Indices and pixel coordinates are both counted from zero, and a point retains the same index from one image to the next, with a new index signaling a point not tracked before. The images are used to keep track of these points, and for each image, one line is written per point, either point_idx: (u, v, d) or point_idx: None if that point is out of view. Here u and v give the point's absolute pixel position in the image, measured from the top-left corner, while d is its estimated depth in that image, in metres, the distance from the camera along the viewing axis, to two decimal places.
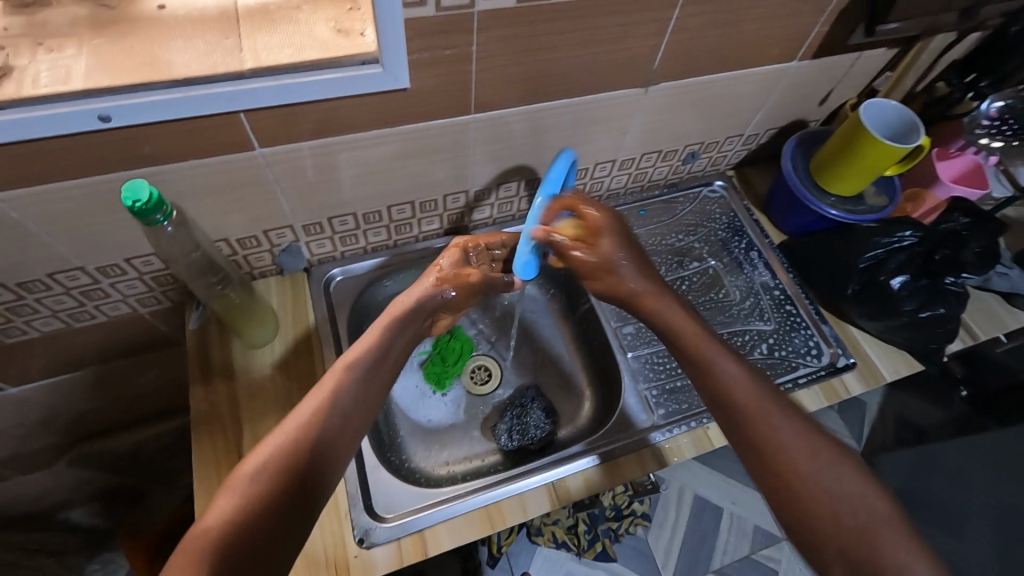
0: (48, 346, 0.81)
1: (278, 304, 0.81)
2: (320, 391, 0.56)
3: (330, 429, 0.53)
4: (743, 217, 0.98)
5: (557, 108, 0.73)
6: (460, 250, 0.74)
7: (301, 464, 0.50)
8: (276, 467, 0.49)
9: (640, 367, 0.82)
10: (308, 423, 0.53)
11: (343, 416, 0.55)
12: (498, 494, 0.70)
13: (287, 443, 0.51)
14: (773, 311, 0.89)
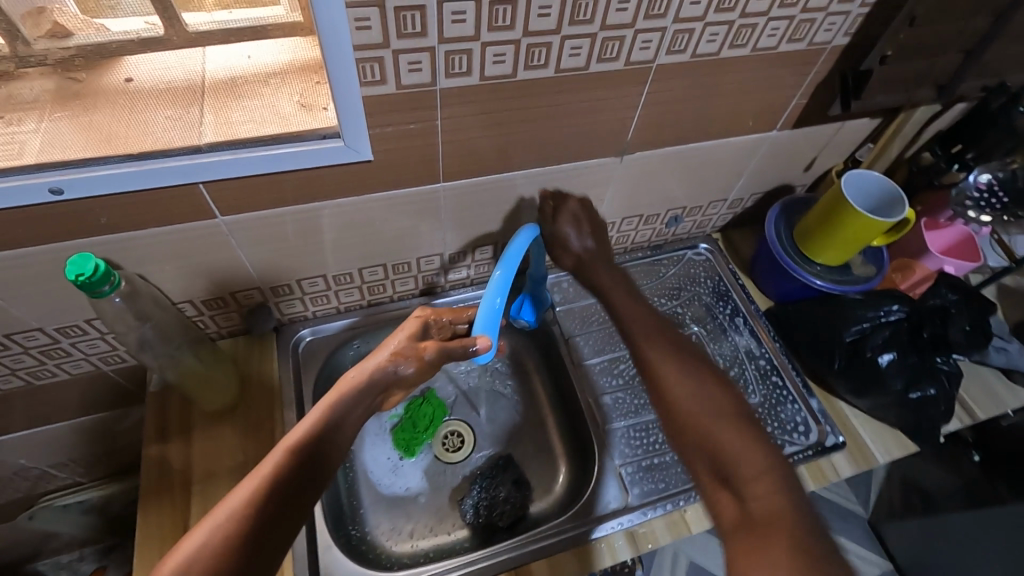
0: (7, 403, 0.79)
1: (245, 365, 0.79)
2: (256, 474, 0.53)
3: (259, 517, 0.50)
4: (728, 281, 0.96)
5: (531, 176, 0.73)
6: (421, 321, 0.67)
7: (241, 549, 0.48)
8: (212, 552, 0.47)
9: (617, 442, 0.78)
10: (249, 500, 0.50)
11: (290, 490, 0.52)
12: None
13: (210, 534, 0.48)
14: (757, 382, 0.86)
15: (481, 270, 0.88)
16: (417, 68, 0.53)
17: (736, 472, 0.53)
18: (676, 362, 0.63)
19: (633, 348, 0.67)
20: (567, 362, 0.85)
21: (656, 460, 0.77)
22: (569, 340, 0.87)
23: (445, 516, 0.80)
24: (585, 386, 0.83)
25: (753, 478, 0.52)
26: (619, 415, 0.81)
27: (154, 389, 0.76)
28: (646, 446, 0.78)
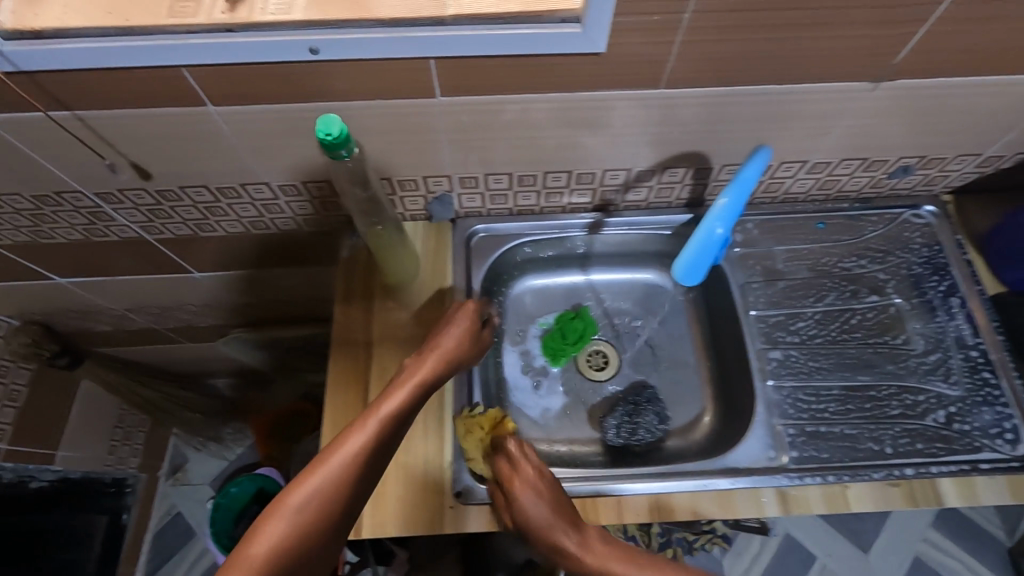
0: (225, 247, 0.91)
1: (422, 250, 0.84)
2: (366, 429, 0.55)
3: (374, 464, 0.55)
4: (951, 255, 0.81)
5: (759, 94, 0.64)
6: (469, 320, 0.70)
7: (350, 495, 0.53)
8: (334, 495, 0.52)
9: (780, 401, 0.73)
10: (355, 459, 0.53)
11: (385, 453, 0.56)
12: (596, 489, 0.68)
13: (332, 475, 0.52)
14: (962, 374, 0.74)
15: (661, 194, 0.83)
16: None
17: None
18: (580, 525, 0.58)
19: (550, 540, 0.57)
20: (738, 308, 0.79)
21: (823, 429, 0.71)
22: (743, 286, 0.81)
23: (580, 428, 0.83)
24: (754, 337, 0.78)
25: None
26: (788, 374, 0.75)
27: (347, 257, 0.84)
28: (813, 412, 0.73)
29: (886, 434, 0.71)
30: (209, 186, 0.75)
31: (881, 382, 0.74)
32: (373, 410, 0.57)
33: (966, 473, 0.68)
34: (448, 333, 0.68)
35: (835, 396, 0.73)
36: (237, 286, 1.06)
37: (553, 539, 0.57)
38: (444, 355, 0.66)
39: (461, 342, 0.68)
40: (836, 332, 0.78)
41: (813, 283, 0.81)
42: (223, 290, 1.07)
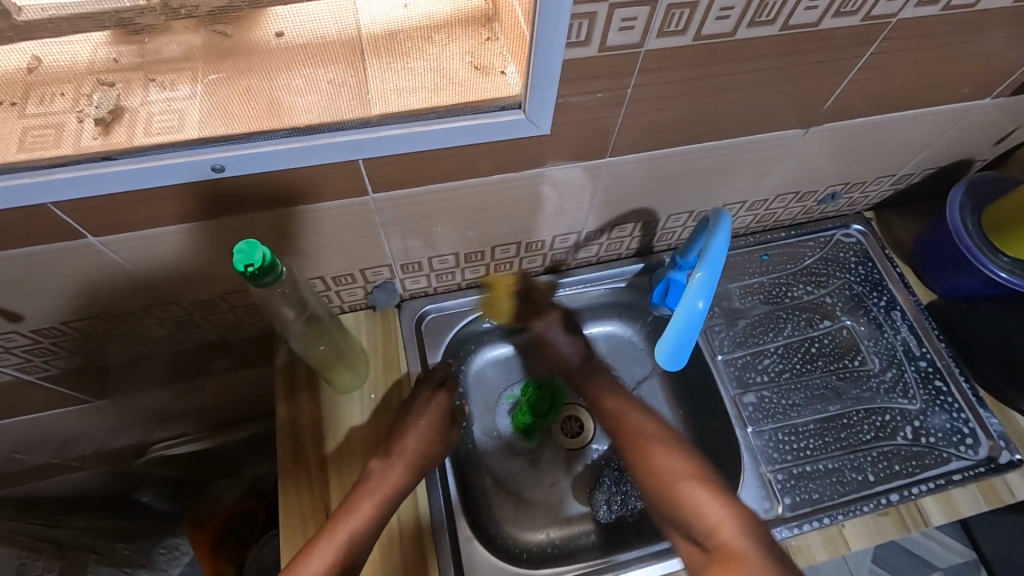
0: (130, 370, 0.78)
1: (369, 344, 0.75)
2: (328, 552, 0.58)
3: None
4: (884, 269, 0.85)
5: (702, 151, 0.63)
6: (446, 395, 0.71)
7: None
8: None
9: (763, 446, 0.73)
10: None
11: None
12: None
13: None
14: (919, 387, 0.77)
15: (611, 248, 0.80)
16: (631, 26, 0.44)
17: (704, 530, 0.61)
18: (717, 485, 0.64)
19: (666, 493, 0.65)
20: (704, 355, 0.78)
21: (808, 468, 0.71)
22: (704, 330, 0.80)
23: (569, 506, 0.77)
24: (726, 383, 0.77)
25: (731, 533, 0.59)
26: (764, 417, 0.75)
27: (281, 365, 0.73)
28: (796, 452, 0.72)
29: (867, 461, 0.72)
30: (100, 315, 0.63)
31: (849, 407, 0.76)
32: (331, 533, 0.59)
33: (943, 488, 0.69)
34: (413, 431, 0.67)
35: (813, 431, 0.74)
36: (149, 406, 0.91)
37: (685, 490, 0.64)
38: (416, 461, 0.65)
39: (429, 440, 0.67)
40: (798, 363, 0.79)
41: (770, 317, 0.82)
42: (133, 412, 0.91)
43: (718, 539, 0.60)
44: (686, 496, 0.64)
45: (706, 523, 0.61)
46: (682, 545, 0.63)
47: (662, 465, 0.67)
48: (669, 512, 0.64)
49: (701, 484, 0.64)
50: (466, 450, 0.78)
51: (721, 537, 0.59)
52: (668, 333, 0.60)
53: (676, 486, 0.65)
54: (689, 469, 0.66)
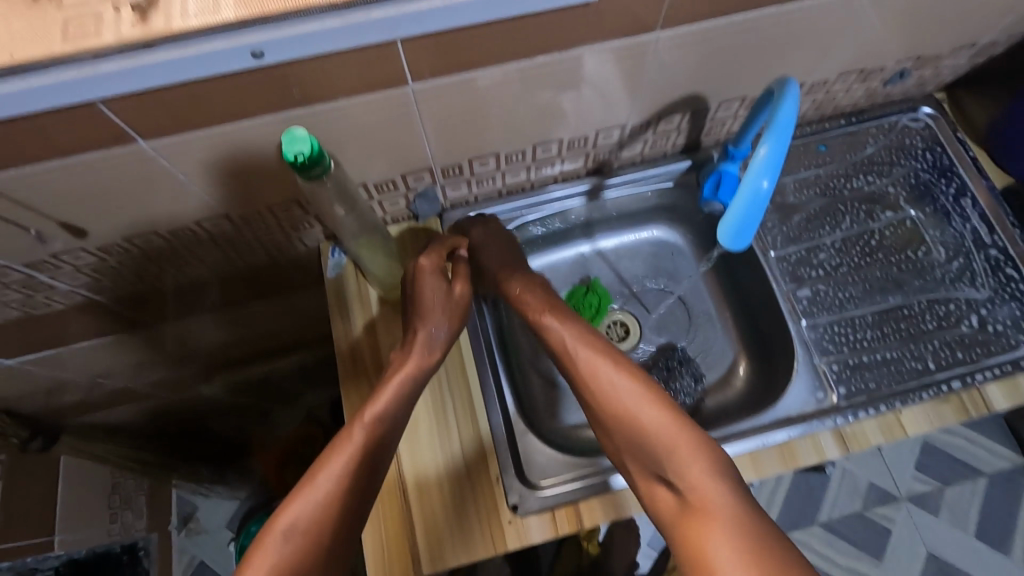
0: (188, 293, 0.81)
1: (414, 253, 0.76)
2: (350, 446, 0.55)
3: (362, 480, 0.54)
4: (956, 155, 0.78)
5: (759, 19, 0.58)
6: (439, 261, 0.68)
7: (343, 512, 0.52)
8: (323, 514, 0.51)
9: (817, 339, 0.71)
10: (341, 479, 0.53)
11: (374, 468, 0.55)
12: None
13: (324, 503, 0.51)
14: (988, 275, 0.73)
15: (656, 145, 0.77)
16: None
17: (685, 480, 0.50)
18: (662, 398, 0.54)
19: (608, 422, 0.55)
20: (754, 250, 0.75)
21: (864, 359, 0.70)
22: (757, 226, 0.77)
23: None
24: (779, 279, 0.75)
25: (690, 465, 0.50)
26: (819, 310, 0.73)
27: (332, 279, 0.75)
28: (850, 343, 0.71)
29: (927, 350, 0.70)
30: (157, 230, 0.64)
31: (908, 296, 0.73)
32: (359, 423, 0.56)
33: (1009, 373, 0.67)
34: (426, 300, 0.65)
35: (869, 323, 0.72)
36: (209, 332, 0.95)
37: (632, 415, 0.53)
38: (427, 337, 0.64)
39: (444, 318, 0.65)
40: (854, 256, 0.76)
41: (826, 210, 0.78)
42: (195, 339, 0.96)
43: (699, 496, 0.49)
44: (674, 430, 0.52)
45: (687, 475, 0.50)
46: (661, 499, 0.52)
47: (608, 387, 0.55)
48: (647, 466, 0.53)
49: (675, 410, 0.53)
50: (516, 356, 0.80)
51: (697, 487, 0.49)
52: (731, 220, 0.58)
53: (623, 415, 0.54)
54: (640, 388, 0.55)
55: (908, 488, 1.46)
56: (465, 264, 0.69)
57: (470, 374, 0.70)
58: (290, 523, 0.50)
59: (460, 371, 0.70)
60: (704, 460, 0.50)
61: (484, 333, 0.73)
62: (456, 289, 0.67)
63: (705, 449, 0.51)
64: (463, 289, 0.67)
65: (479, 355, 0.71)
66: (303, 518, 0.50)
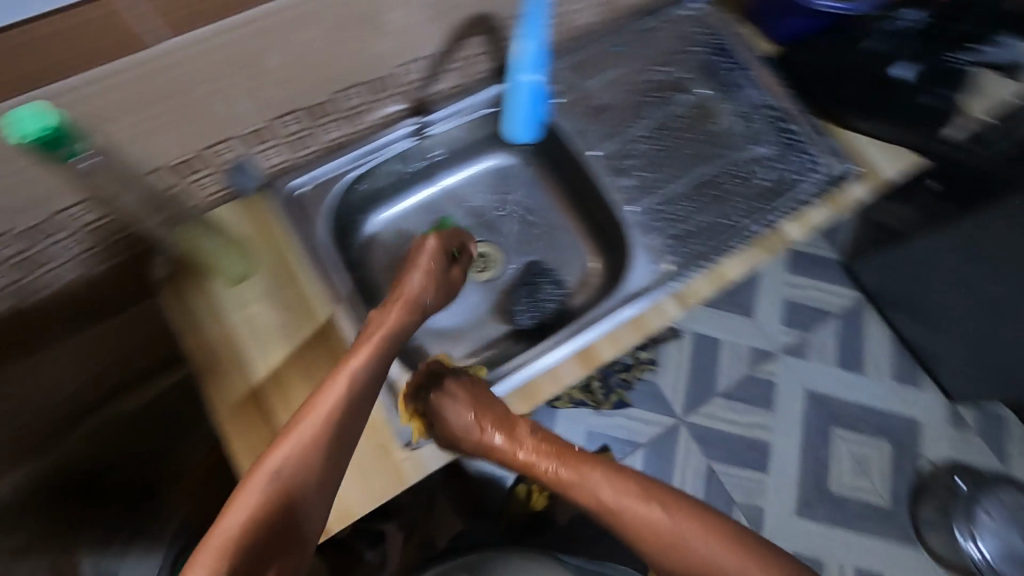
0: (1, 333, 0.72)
1: (244, 231, 0.73)
2: (324, 404, 0.60)
3: (341, 430, 0.60)
4: (727, 33, 0.89)
5: None
6: (432, 245, 0.74)
7: (317, 459, 0.59)
8: (293, 464, 0.58)
9: (645, 220, 0.79)
10: (319, 432, 0.59)
11: (356, 415, 0.61)
12: (531, 371, 0.70)
13: (299, 449, 0.59)
14: (769, 132, 0.84)
15: (467, 73, 0.80)
16: None
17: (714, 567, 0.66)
18: (613, 475, 0.70)
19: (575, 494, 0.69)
20: (578, 153, 0.83)
21: (686, 227, 0.79)
22: (574, 132, 0.83)
23: (494, 328, 0.83)
24: (602, 174, 0.82)
25: (660, 517, 0.68)
26: (642, 194, 0.80)
27: (162, 279, 0.70)
28: (673, 216, 0.79)
29: (733, 207, 0.80)
30: None
31: (712, 164, 0.83)
32: (342, 373, 0.62)
33: (796, 210, 0.80)
34: (411, 278, 0.71)
35: (685, 195, 0.81)
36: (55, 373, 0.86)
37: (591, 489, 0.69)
38: (413, 303, 0.70)
39: (428, 286, 0.72)
40: (662, 140, 0.84)
41: (631, 104, 0.85)
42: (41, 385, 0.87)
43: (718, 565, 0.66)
44: (681, 532, 0.67)
45: (708, 547, 0.67)
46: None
47: (573, 487, 0.69)
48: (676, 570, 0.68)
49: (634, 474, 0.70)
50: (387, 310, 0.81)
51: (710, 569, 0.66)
52: (519, 112, 0.78)
53: (580, 484, 0.69)
54: (582, 465, 0.70)
55: (780, 342, 1.81)
56: (453, 232, 0.76)
57: (333, 334, 0.70)
58: (278, 464, 0.58)
59: (323, 334, 0.70)
60: (702, 525, 0.68)
61: (339, 291, 0.72)
62: (451, 271, 0.75)
63: (657, 492, 0.70)
64: (449, 268, 0.75)
65: (338, 313, 0.71)
66: (290, 459, 0.58)
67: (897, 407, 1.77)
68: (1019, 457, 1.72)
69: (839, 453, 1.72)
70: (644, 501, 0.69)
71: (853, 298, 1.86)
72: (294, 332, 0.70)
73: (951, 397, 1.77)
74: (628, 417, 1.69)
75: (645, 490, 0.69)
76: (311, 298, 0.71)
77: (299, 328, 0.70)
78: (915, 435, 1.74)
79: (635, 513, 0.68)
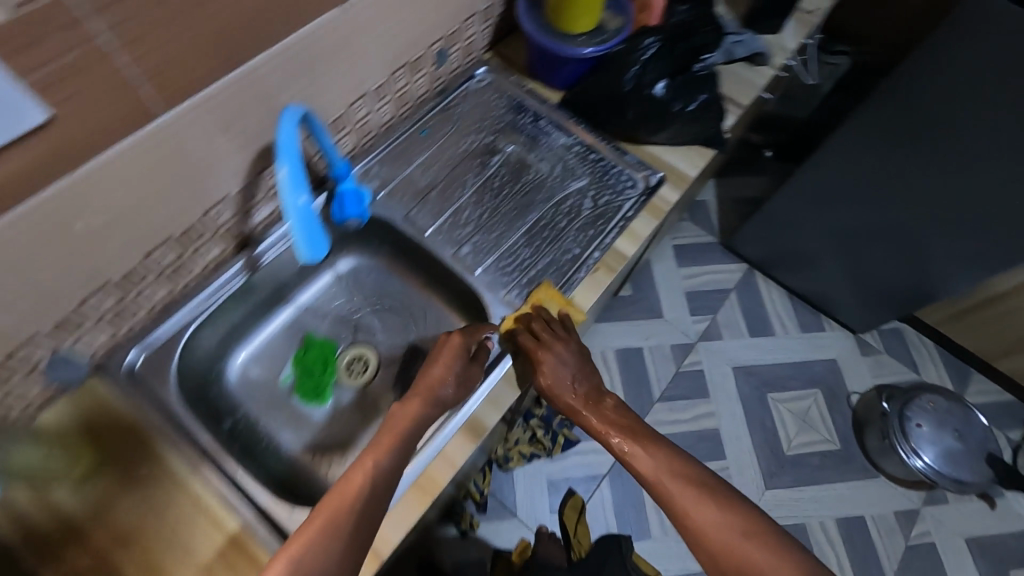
0: None
1: (84, 423, 0.68)
2: (349, 487, 0.60)
3: (352, 523, 0.58)
4: (518, 92, 0.97)
5: (261, 65, 0.64)
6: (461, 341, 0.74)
7: (331, 555, 0.56)
8: (311, 550, 0.55)
9: (493, 278, 0.83)
10: (336, 519, 0.58)
11: (372, 509, 0.60)
12: (421, 464, 0.69)
13: (319, 535, 0.56)
14: (581, 166, 0.92)
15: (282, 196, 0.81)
16: None
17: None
18: (652, 444, 0.70)
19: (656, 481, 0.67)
20: (416, 237, 0.86)
21: (532, 273, 0.83)
22: (406, 217, 0.86)
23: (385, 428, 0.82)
24: (443, 249, 0.85)
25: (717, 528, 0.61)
26: (483, 256, 0.85)
27: None
28: (518, 267, 0.84)
29: (569, 241, 0.85)
30: None
31: (538, 208, 0.88)
32: (359, 466, 0.62)
33: (624, 228, 0.86)
34: (436, 366, 0.71)
35: (523, 244, 0.85)
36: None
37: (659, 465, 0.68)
38: (434, 394, 0.69)
39: (457, 375, 0.71)
40: (489, 201, 0.89)
41: (452, 177, 0.90)
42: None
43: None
44: (725, 529, 0.61)
45: (763, 565, 0.58)
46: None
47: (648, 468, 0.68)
48: (728, 572, 0.59)
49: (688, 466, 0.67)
50: (272, 453, 0.78)
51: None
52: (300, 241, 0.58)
53: (654, 486, 0.67)
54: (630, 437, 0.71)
55: (695, 330, 1.90)
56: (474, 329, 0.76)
57: (204, 497, 0.66)
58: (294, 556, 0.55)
59: (237, 544, 0.63)
60: (757, 546, 0.59)
61: (203, 451, 0.68)
62: (472, 368, 0.72)
63: (716, 502, 0.63)
64: (474, 360, 0.73)
65: (206, 478, 0.67)
66: (303, 553, 0.55)
67: (814, 355, 1.89)
68: (925, 362, 1.88)
69: (782, 416, 1.79)
70: (698, 502, 0.63)
71: (741, 271, 2.00)
72: (160, 512, 0.64)
73: (853, 329, 1.91)
74: (582, 454, 1.58)
75: (690, 481, 0.66)
76: (173, 470, 0.67)
77: (165, 505, 0.65)
78: (837, 374, 1.86)
79: (688, 516, 0.63)
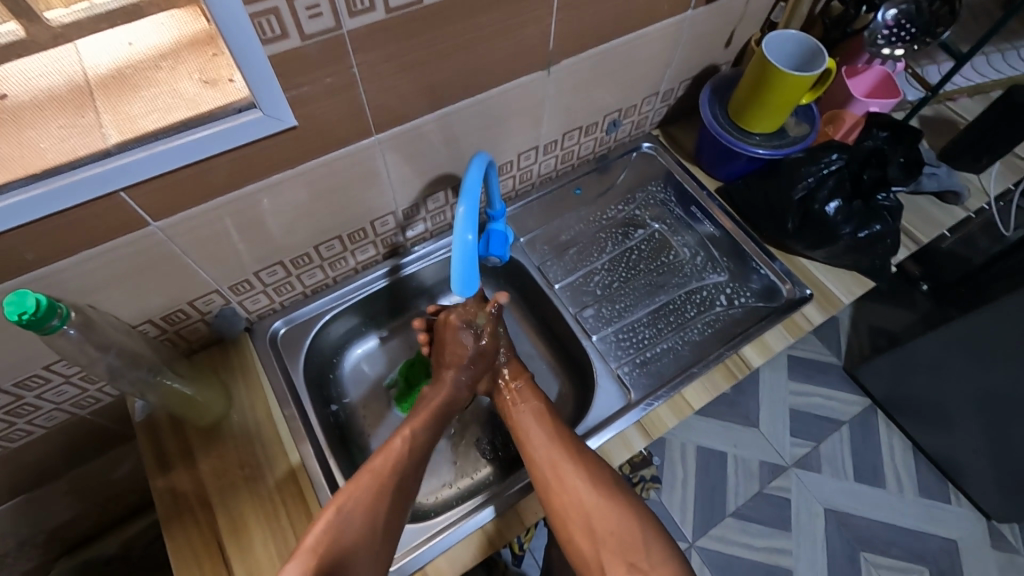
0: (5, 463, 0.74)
1: (226, 374, 0.77)
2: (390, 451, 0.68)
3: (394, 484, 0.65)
4: (678, 174, 0.97)
5: (463, 108, 0.71)
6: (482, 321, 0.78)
7: (363, 521, 0.62)
8: (334, 527, 0.61)
9: (608, 348, 0.84)
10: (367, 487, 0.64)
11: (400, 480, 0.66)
12: (466, 529, 0.68)
13: (350, 503, 0.62)
14: (724, 261, 0.91)
15: (438, 220, 0.88)
16: (318, 13, 0.49)
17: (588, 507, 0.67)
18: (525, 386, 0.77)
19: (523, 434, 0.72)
20: (533, 277, 0.90)
21: (648, 354, 0.82)
22: (539, 269, 0.91)
23: (463, 461, 0.83)
24: (566, 306, 0.88)
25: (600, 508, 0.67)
26: (604, 324, 0.86)
27: (141, 422, 0.71)
28: (637, 344, 0.84)
29: (693, 333, 0.84)
30: None
31: (670, 292, 0.89)
32: (400, 435, 0.69)
33: (758, 336, 0.81)
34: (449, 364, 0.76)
35: (646, 322, 0.86)
36: (53, 506, 0.91)
37: (536, 425, 0.72)
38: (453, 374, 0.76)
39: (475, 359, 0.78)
40: (624, 270, 0.92)
41: (594, 240, 0.94)
42: (38, 517, 0.91)
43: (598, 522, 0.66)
44: (601, 534, 0.66)
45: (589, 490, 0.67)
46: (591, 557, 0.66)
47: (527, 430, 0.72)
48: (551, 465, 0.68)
49: (587, 467, 0.68)
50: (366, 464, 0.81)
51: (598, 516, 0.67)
52: (458, 274, 0.61)
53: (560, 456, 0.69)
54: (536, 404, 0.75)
55: (790, 453, 1.62)
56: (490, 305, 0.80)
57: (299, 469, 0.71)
58: (336, 519, 0.61)
59: (304, 501, 0.69)
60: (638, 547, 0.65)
61: (306, 428, 0.74)
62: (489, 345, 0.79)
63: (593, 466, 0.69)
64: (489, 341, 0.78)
65: (304, 453, 0.71)
66: (348, 511, 0.62)
67: (928, 528, 1.54)
68: None
69: None
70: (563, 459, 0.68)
71: (861, 405, 1.70)
72: (259, 474, 0.70)
73: (988, 514, 1.54)
74: None
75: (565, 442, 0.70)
76: (284, 438, 0.72)
77: (264, 466, 0.71)
78: (953, 559, 1.50)
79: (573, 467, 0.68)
